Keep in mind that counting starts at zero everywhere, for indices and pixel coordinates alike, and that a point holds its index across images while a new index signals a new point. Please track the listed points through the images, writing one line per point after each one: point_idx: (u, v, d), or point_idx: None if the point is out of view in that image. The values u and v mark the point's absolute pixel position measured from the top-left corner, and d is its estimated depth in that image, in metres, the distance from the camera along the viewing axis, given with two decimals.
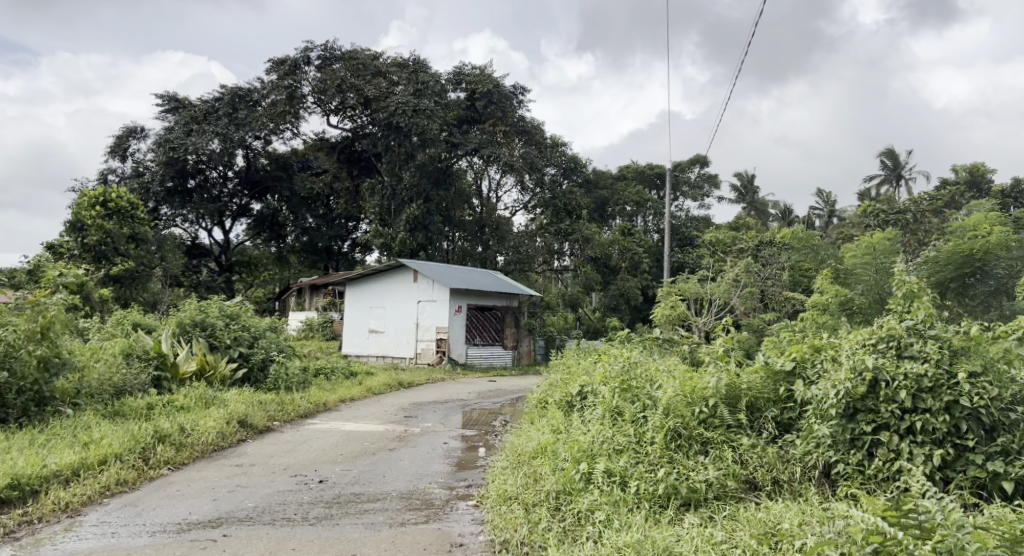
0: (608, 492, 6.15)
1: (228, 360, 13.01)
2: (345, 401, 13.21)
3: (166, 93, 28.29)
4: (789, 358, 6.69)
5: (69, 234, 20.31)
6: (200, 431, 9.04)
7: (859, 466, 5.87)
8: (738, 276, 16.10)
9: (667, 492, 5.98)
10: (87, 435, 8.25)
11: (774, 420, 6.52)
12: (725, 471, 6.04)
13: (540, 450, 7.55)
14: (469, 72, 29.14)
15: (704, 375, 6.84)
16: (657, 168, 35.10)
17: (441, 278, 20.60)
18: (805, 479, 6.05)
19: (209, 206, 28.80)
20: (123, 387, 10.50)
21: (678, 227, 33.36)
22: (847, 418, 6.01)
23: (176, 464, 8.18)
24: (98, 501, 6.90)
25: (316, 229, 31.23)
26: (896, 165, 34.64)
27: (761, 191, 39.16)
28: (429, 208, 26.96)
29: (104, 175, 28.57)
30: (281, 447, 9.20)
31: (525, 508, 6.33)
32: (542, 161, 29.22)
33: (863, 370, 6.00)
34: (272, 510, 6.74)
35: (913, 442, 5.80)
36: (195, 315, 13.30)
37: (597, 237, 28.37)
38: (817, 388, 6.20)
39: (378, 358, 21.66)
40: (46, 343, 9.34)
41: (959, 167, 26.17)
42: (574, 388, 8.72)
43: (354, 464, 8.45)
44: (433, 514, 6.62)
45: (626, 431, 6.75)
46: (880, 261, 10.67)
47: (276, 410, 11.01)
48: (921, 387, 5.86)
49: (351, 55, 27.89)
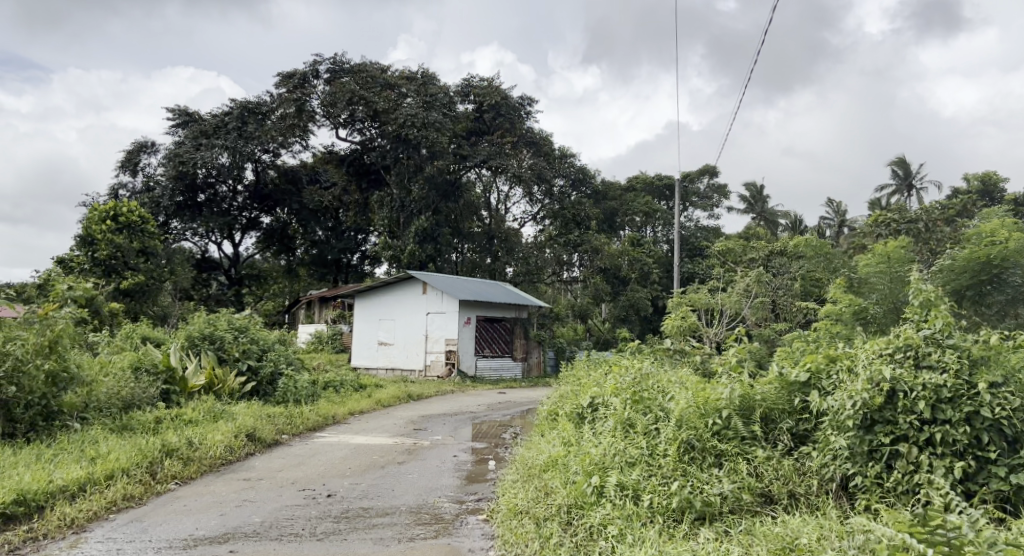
0: (620, 506, 6.03)
1: (237, 373, 12.97)
2: (354, 414, 13.15)
3: (177, 107, 28.43)
4: (804, 369, 6.57)
5: (80, 249, 20.36)
6: (208, 444, 8.98)
7: (877, 479, 5.75)
8: (749, 286, 15.99)
9: (681, 506, 5.86)
10: (94, 449, 8.19)
11: (790, 432, 6.39)
12: (740, 485, 5.92)
13: (551, 463, 7.43)
14: (477, 85, 29.25)
15: (717, 387, 6.71)
16: (667, 179, 35.08)
17: (451, 290, 20.55)
18: (822, 492, 5.91)
19: (219, 219, 28.86)
20: (131, 401, 10.47)
21: (688, 237, 33.31)
22: (865, 429, 5.88)
23: (183, 479, 8.11)
24: (104, 517, 6.83)
25: (325, 241, 31.65)
26: (907, 174, 34.47)
27: (771, 201, 39.05)
28: (438, 220, 26.95)
29: (114, 190, 28.67)
30: (289, 461, 9.12)
31: (536, 522, 6.22)
32: (550, 172, 29.21)
33: (880, 382, 5.88)
34: (279, 525, 6.64)
35: (933, 453, 5.66)
36: (203, 329, 13.28)
37: (606, 248, 28.35)
38: (833, 399, 6.08)
39: (387, 370, 21.57)
40: (54, 357, 9.30)
41: (971, 176, 25.96)
42: (586, 399, 8.60)
43: (363, 478, 8.36)
44: (442, 528, 6.52)
45: (638, 443, 6.62)
46: (894, 270, 10.60)
47: (284, 423, 10.94)
48: (940, 398, 5.74)
49: (360, 68, 27.94)
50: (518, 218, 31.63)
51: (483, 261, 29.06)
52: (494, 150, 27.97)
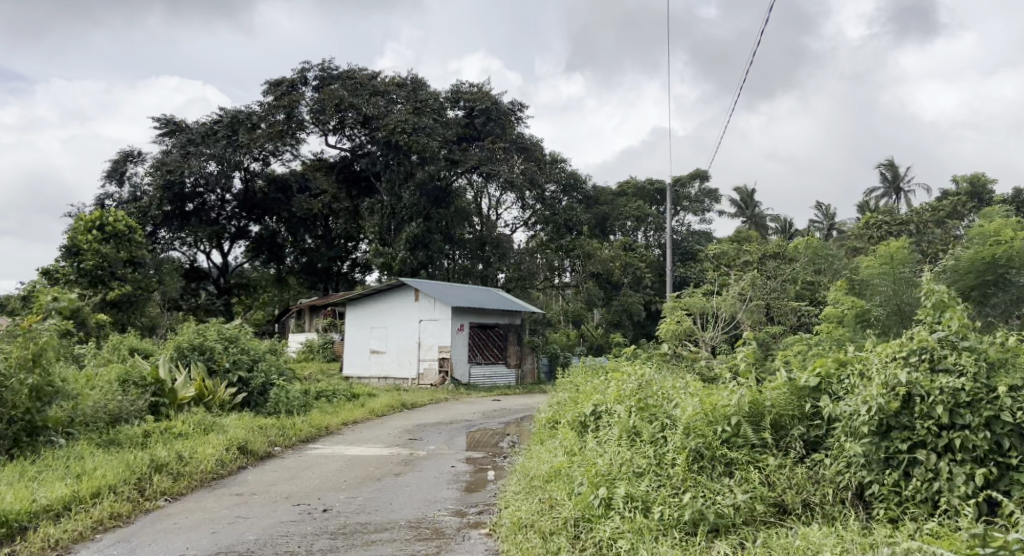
0: (631, 518, 5.82)
1: (228, 384, 12.68)
2: (347, 424, 12.89)
3: (164, 116, 28.10)
4: (813, 374, 6.38)
5: (65, 259, 20.01)
6: (199, 458, 8.74)
7: (894, 487, 5.57)
8: (744, 290, 15.84)
9: (694, 518, 5.65)
10: (80, 465, 7.94)
11: (801, 439, 6.19)
12: (754, 495, 5.74)
13: (554, 474, 7.18)
14: (467, 91, 29.07)
15: (725, 393, 6.50)
16: (657, 183, 34.90)
17: (443, 297, 20.32)
18: (837, 502, 5.73)
19: (208, 228, 28.50)
20: (119, 414, 10.25)
21: (679, 242, 33.21)
22: (880, 436, 5.71)
23: (174, 495, 7.85)
24: (90, 538, 6.56)
25: (315, 249, 31.28)
26: (896, 177, 34.46)
27: (761, 205, 39.02)
28: (429, 226, 26.76)
29: (100, 200, 28.27)
30: (282, 474, 8.86)
31: (542, 537, 6.01)
32: (541, 177, 29.06)
33: (895, 386, 5.71)
34: (274, 543, 6.39)
35: (952, 460, 5.49)
36: (193, 338, 13.03)
37: (598, 253, 28.24)
38: (846, 404, 5.91)
39: (379, 379, 21.31)
40: (38, 371, 8.92)
41: (960, 177, 25.73)
42: (589, 407, 8.34)
43: (359, 491, 8.10)
44: (444, 544, 6.29)
45: (646, 452, 6.42)
46: (900, 272, 10.43)
47: (277, 435, 10.68)
48: (959, 402, 5.57)
49: (349, 75, 27.91)
50: (509, 224, 31.40)
51: (475, 268, 28.62)
52: (485, 156, 27.68)
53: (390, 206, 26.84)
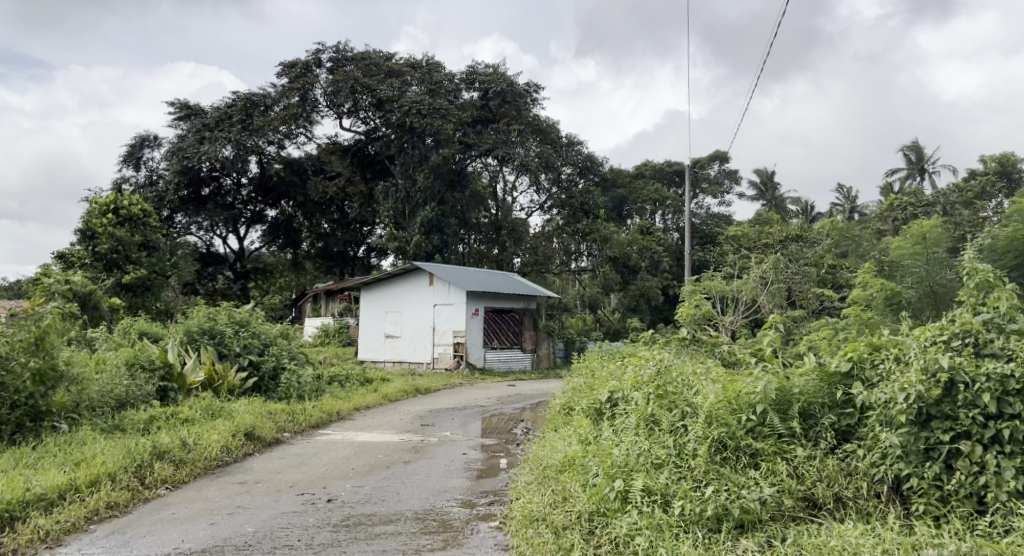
0: (649, 514, 5.46)
1: (238, 368, 12.41)
2: (360, 410, 12.61)
3: (179, 100, 27.88)
4: (845, 359, 5.98)
5: (80, 244, 19.80)
6: (203, 445, 8.45)
7: (935, 481, 5.17)
8: (765, 273, 15.35)
9: (717, 514, 5.30)
10: (81, 453, 7.67)
11: (831, 428, 5.78)
12: (780, 488, 5.39)
13: (567, 463, 6.81)
14: (482, 72, 28.52)
15: (749, 379, 6.13)
16: (676, 165, 34.32)
17: (457, 281, 19.96)
18: (873, 496, 5.35)
19: (224, 213, 28.26)
20: (125, 400, 9.97)
21: (699, 226, 32.63)
22: (919, 425, 5.30)
23: (175, 483, 7.60)
24: (83, 529, 6.31)
25: (331, 233, 30.82)
26: (920, 158, 33.69)
27: (781, 187, 38.36)
28: (443, 210, 26.40)
29: (116, 185, 28.13)
30: (288, 462, 8.56)
31: (554, 532, 5.66)
32: (557, 160, 28.56)
33: (936, 372, 5.28)
34: (273, 536, 6.09)
35: (1000, 452, 5.05)
36: (203, 323, 12.77)
37: (615, 237, 27.25)
38: (882, 391, 5.50)
39: (395, 363, 21.05)
40: (42, 354, 8.67)
41: (989, 157, 24.82)
42: (605, 394, 7.95)
43: (367, 480, 7.81)
44: (451, 538, 5.96)
45: (665, 442, 6.05)
46: (932, 251, 10.17)
47: (286, 421, 10.43)
48: (1008, 389, 5.12)
49: (363, 56, 27.47)
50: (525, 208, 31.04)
51: (490, 252, 28.41)
52: (500, 138, 27.27)
53: (405, 189, 26.44)
